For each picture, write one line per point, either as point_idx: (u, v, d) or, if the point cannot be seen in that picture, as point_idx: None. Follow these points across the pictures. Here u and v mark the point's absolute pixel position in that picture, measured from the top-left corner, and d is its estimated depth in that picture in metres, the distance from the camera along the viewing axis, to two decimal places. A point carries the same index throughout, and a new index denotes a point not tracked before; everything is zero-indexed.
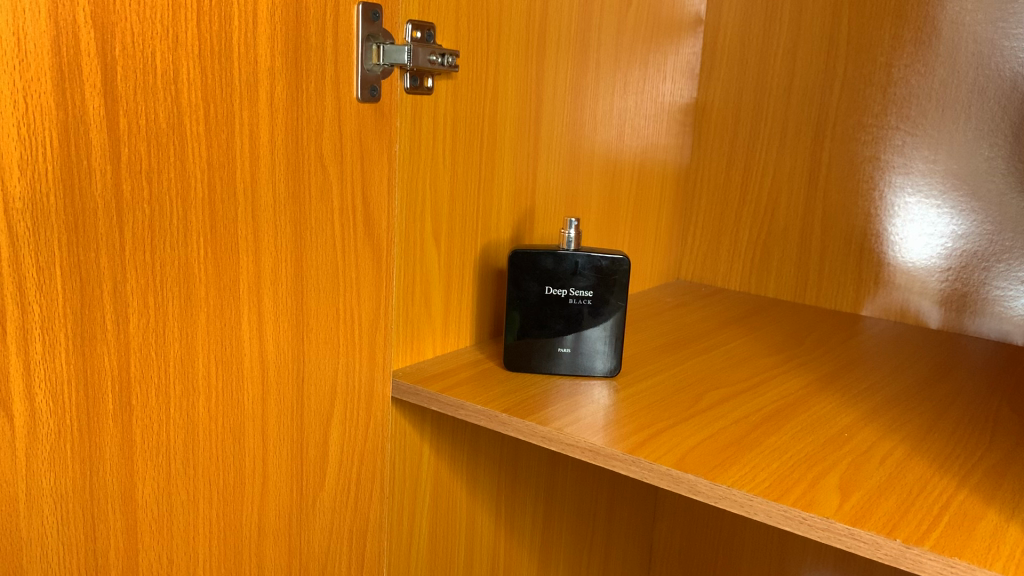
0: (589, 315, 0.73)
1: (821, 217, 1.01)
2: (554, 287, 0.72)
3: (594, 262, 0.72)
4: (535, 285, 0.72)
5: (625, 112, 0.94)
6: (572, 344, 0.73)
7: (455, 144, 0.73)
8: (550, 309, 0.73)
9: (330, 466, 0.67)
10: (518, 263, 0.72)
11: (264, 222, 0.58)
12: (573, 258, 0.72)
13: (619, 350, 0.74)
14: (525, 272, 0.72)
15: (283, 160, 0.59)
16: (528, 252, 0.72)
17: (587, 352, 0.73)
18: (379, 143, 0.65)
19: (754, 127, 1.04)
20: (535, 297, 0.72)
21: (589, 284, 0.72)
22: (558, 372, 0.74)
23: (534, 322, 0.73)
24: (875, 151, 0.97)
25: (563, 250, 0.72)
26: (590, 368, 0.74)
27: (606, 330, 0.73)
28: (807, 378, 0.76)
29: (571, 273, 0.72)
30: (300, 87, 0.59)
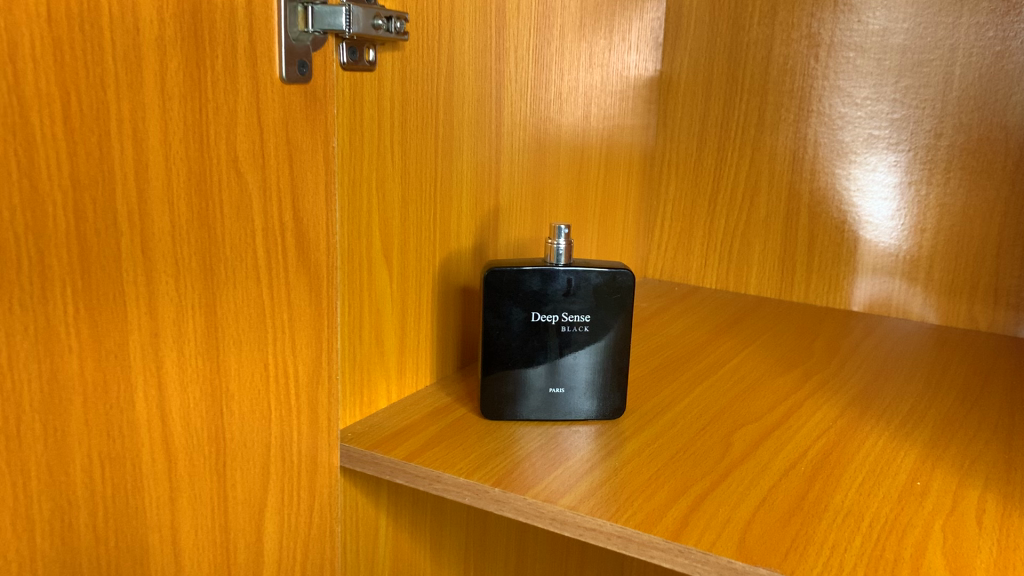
0: (586, 344, 0.58)
1: (808, 203, 0.89)
2: (542, 313, 0.57)
3: (592, 280, 0.58)
4: (518, 312, 0.57)
5: (591, 89, 0.80)
6: (566, 382, 0.59)
7: (405, 135, 0.57)
8: (538, 341, 0.58)
9: (268, 569, 0.50)
10: (496, 285, 0.57)
11: (161, 257, 0.41)
12: (566, 276, 0.57)
13: (624, 385, 0.60)
14: (505, 296, 0.57)
15: (184, 167, 0.42)
16: (508, 271, 0.56)
17: (585, 390, 0.59)
18: (312, 138, 0.49)
19: (728, 102, 0.91)
20: (519, 327, 0.57)
21: (586, 307, 0.58)
22: (550, 417, 0.59)
23: (518, 357, 0.58)
24: (869, 126, 0.86)
25: (552, 266, 0.57)
26: (588, 410, 0.59)
27: (607, 363, 0.59)
28: (839, 402, 0.64)
29: (562, 294, 0.57)
30: (202, 66, 0.42)
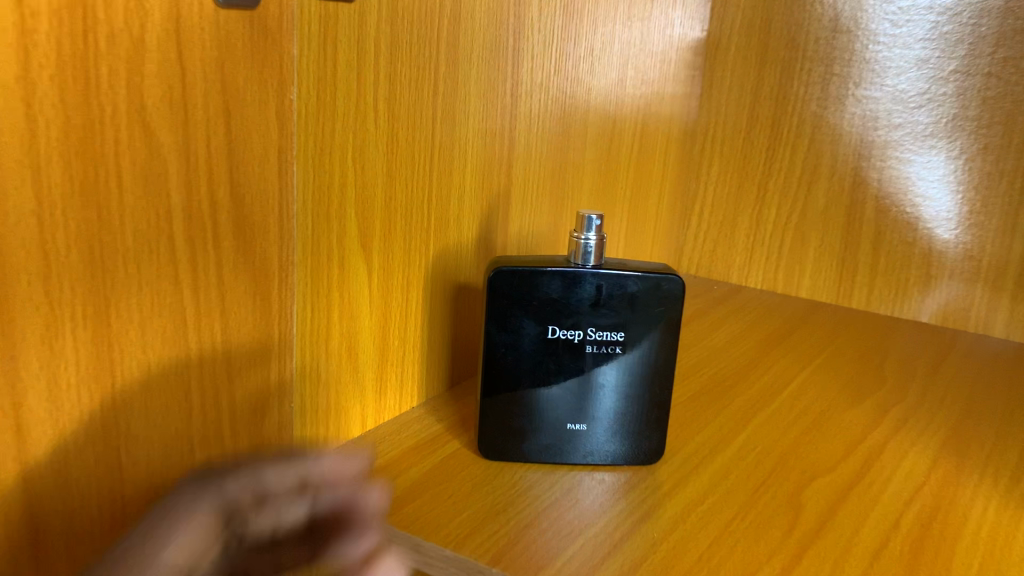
0: (617, 370, 0.46)
1: (876, 194, 0.76)
2: (561, 327, 0.45)
3: (629, 287, 0.45)
4: (530, 325, 0.44)
5: (628, 48, 0.66)
6: (590, 417, 0.46)
7: (393, 93, 0.44)
8: (555, 364, 0.45)
9: None
10: (503, 290, 0.44)
11: (20, 250, 0.28)
12: (594, 281, 0.44)
13: (665, 424, 0.47)
14: (515, 305, 0.44)
15: (58, 119, 0.28)
16: (519, 272, 0.44)
17: (613, 429, 0.46)
18: (263, 88, 0.36)
19: (786, 72, 0.77)
20: (531, 344, 0.45)
21: (619, 322, 0.45)
22: (567, 461, 0.46)
23: (527, 383, 0.45)
24: (955, 105, 0.71)
25: (577, 267, 0.44)
26: (618, 454, 0.46)
27: (643, 394, 0.46)
28: (930, 448, 0.51)
29: (588, 304, 0.45)
30: None
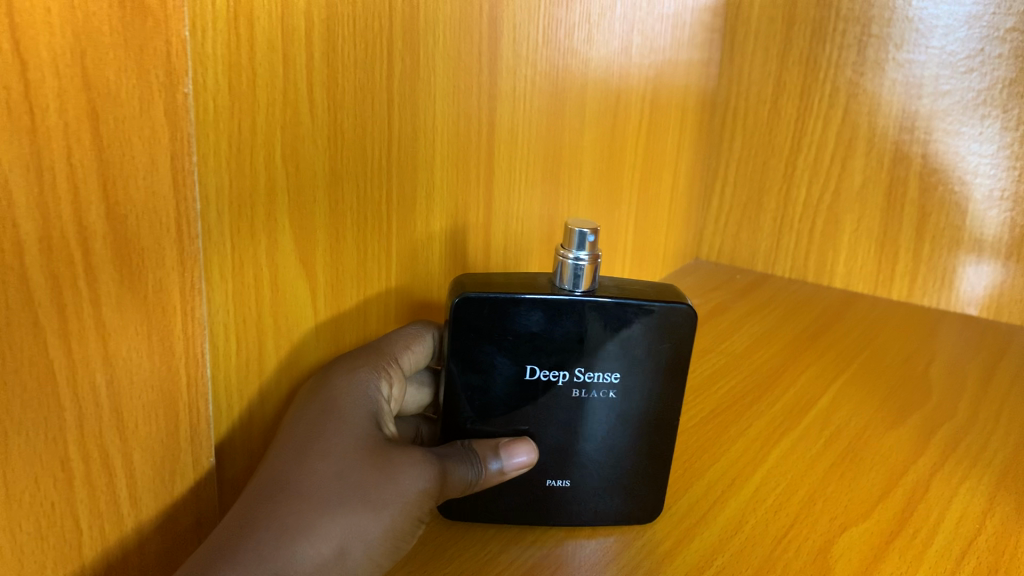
0: (608, 418, 0.38)
1: (920, 172, 0.67)
2: (541, 367, 0.37)
3: (628, 319, 0.37)
4: (503, 365, 0.37)
5: (634, 11, 0.58)
6: (574, 470, 0.39)
7: (338, 83, 0.37)
8: (533, 411, 0.38)
9: None
10: (468, 323, 0.37)
11: None
12: (585, 314, 0.37)
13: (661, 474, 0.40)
14: (484, 340, 0.37)
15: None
16: (488, 302, 0.36)
17: (600, 483, 0.39)
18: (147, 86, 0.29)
19: (817, 34, 0.68)
20: (506, 386, 0.37)
21: (613, 361, 0.38)
22: (546, 521, 0.39)
23: (501, 432, 0.38)
24: (1011, 68, 0.61)
25: (564, 295, 0.37)
26: (608, 512, 0.39)
27: (641, 443, 0.39)
28: (986, 482, 0.43)
29: (577, 340, 0.37)
30: None
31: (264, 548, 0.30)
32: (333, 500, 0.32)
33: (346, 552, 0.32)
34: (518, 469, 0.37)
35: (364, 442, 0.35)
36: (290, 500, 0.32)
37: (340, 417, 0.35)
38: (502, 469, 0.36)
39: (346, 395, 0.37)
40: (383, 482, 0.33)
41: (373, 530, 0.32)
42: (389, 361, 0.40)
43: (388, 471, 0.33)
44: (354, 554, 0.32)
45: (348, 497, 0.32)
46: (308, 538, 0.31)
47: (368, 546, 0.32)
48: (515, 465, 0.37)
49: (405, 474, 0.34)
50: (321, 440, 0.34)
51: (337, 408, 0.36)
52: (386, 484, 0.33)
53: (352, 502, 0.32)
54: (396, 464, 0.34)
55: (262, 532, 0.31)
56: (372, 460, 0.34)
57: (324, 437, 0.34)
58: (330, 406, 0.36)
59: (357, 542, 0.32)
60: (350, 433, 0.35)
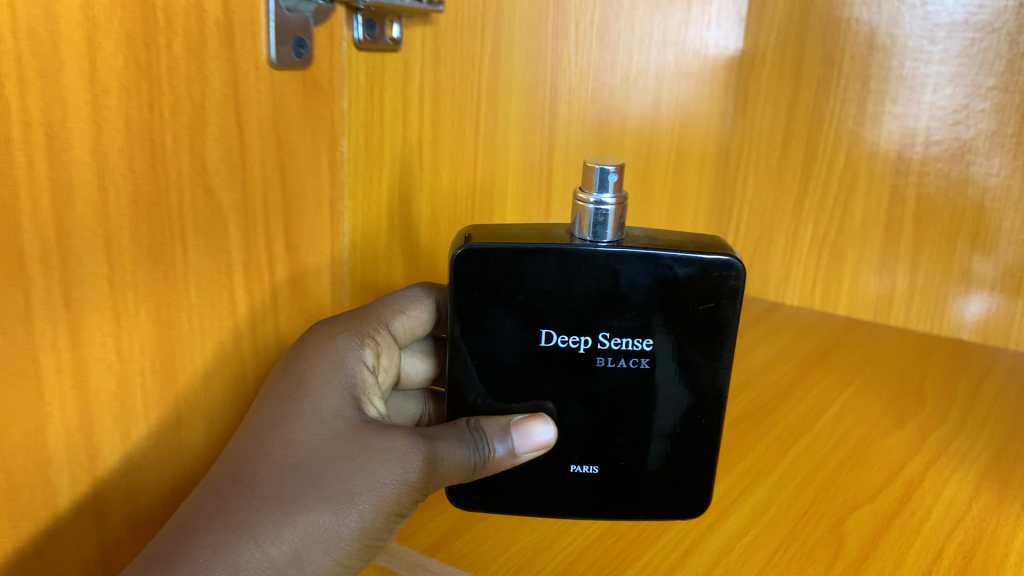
0: (628, 378, 0.43)
1: (914, 210, 0.76)
2: (558, 332, 0.42)
3: (644, 279, 0.41)
4: (518, 326, 0.42)
5: (663, 71, 0.68)
6: (599, 458, 0.44)
7: (438, 135, 0.47)
8: (552, 371, 0.43)
9: None
10: (482, 282, 0.42)
11: (93, 316, 0.30)
12: (603, 269, 0.41)
13: (686, 451, 0.44)
14: (499, 299, 0.42)
15: (127, 187, 0.30)
16: (501, 262, 0.41)
17: (626, 472, 0.44)
18: (315, 145, 0.38)
19: (822, 90, 0.77)
20: (526, 348, 0.43)
21: (637, 319, 0.42)
22: (571, 510, 0.45)
23: (521, 404, 0.43)
24: (993, 121, 0.70)
25: (583, 249, 0.41)
26: (630, 505, 0.45)
27: (658, 404, 0.44)
28: (971, 476, 0.51)
29: (595, 300, 0.42)
30: (151, 48, 0.30)
31: (227, 538, 0.33)
32: (299, 492, 0.35)
33: (313, 545, 0.34)
34: (533, 449, 0.40)
35: (338, 431, 0.37)
36: (248, 499, 0.34)
37: (318, 401, 0.38)
38: (514, 450, 0.39)
39: (325, 373, 0.39)
40: (351, 477, 0.35)
41: (339, 525, 0.35)
42: (366, 333, 0.42)
43: (350, 469, 0.36)
44: (311, 555, 0.34)
45: (308, 497, 0.35)
46: (274, 529, 0.34)
47: (329, 543, 0.35)
48: (509, 452, 0.40)
49: (371, 471, 0.36)
50: (293, 425, 0.36)
51: (310, 390, 0.38)
52: (355, 478, 0.35)
53: (312, 502, 0.35)
54: (369, 456, 0.36)
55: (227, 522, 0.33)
56: (343, 453, 0.36)
57: (297, 423, 0.37)
58: (309, 385, 0.38)
59: (322, 537, 0.34)
60: (322, 423, 0.37)
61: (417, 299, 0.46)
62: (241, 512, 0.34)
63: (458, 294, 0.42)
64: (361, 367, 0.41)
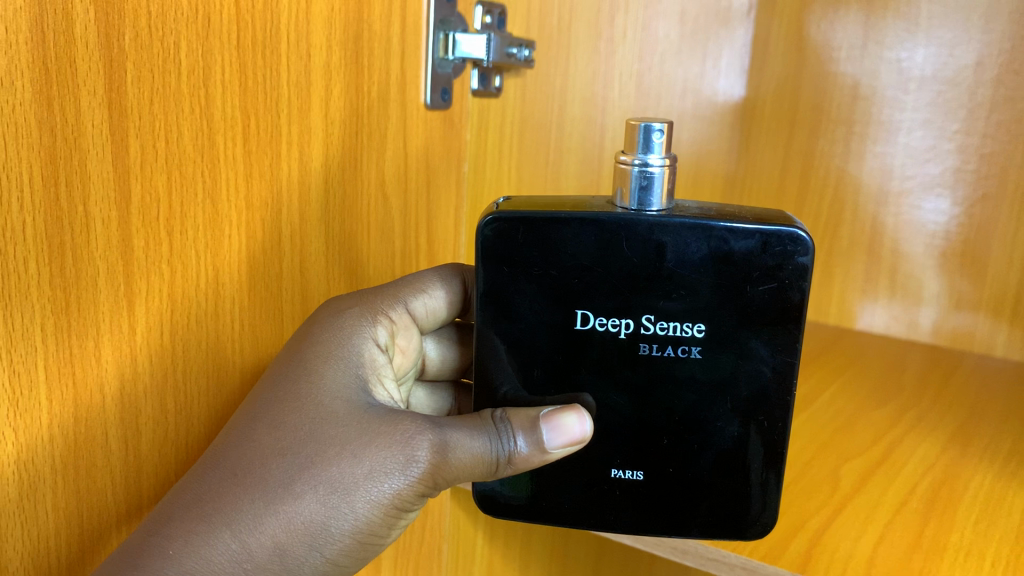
0: (677, 364, 0.46)
1: (892, 232, 0.89)
2: (597, 314, 0.46)
3: (695, 254, 0.45)
4: (553, 307, 0.46)
5: (683, 116, 0.82)
6: (642, 463, 0.47)
7: (522, 166, 0.61)
8: (589, 354, 0.46)
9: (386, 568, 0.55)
10: (515, 256, 0.46)
11: (314, 275, 0.45)
12: (646, 242, 0.45)
13: (738, 454, 0.47)
14: (533, 275, 0.46)
15: (342, 191, 0.45)
16: (537, 234, 0.45)
17: (674, 478, 0.47)
18: (447, 165, 0.54)
19: (813, 132, 0.91)
20: (564, 330, 0.46)
21: (683, 300, 0.45)
22: (610, 523, 0.48)
23: (558, 392, 0.47)
24: (957, 159, 0.83)
25: (633, 220, 0.45)
26: (673, 514, 0.48)
27: (704, 388, 0.46)
28: (939, 440, 0.64)
29: (644, 279, 0.45)
30: (360, 92, 0.45)
31: (214, 524, 0.37)
32: (288, 478, 0.39)
33: (296, 529, 0.38)
34: (564, 444, 0.42)
35: (334, 418, 0.41)
36: (241, 487, 0.38)
37: (319, 389, 0.42)
38: (543, 444, 0.42)
39: (325, 363, 0.43)
40: (339, 464, 0.39)
41: (323, 510, 0.39)
42: (379, 311, 0.48)
43: (340, 462, 0.39)
44: (296, 542, 0.38)
45: (298, 489, 0.39)
46: (260, 512, 0.38)
47: (315, 531, 0.39)
48: (542, 448, 0.42)
49: (360, 464, 0.40)
50: (288, 414, 0.40)
51: (312, 379, 0.42)
52: (342, 465, 0.39)
53: (302, 492, 0.39)
54: (362, 450, 0.40)
55: (213, 510, 0.37)
56: (334, 440, 0.40)
57: (294, 410, 0.40)
58: (313, 371, 0.42)
59: (305, 521, 0.38)
60: (320, 411, 0.41)
61: (433, 282, 0.51)
62: (234, 496, 0.38)
63: (492, 270, 0.46)
64: (367, 348, 0.46)
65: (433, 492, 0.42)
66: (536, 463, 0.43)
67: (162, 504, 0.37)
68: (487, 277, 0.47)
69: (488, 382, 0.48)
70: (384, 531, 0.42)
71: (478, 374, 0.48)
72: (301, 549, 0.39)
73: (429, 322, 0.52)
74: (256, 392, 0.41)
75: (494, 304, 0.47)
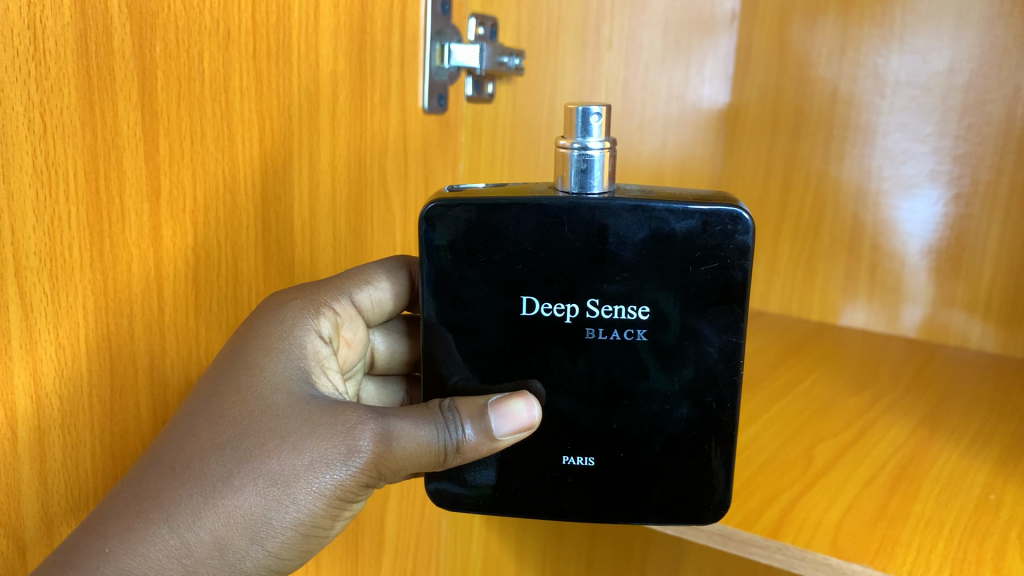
0: (623, 349, 0.45)
1: (871, 232, 0.93)
2: (541, 300, 0.44)
3: (638, 236, 0.43)
4: (497, 295, 0.45)
5: (668, 120, 0.86)
6: (593, 450, 0.46)
7: (515, 166, 0.65)
8: (536, 341, 0.45)
9: (389, 537, 0.59)
10: (456, 242, 0.44)
11: (324, 264, 0.49)
12: (588, 225, 0.43)
13: (687, 436, 0.46)
14: (477, 262, 0.44)
15: (346, 187, 0.49)
16: (477, 221, 0.44)
17: (625, 463, 0.46)
18: (444, 164, 0.57)
19: (795, 136, 0.95)
20: (509, 318, 0.45)
21: (627, 284, 0.44)
22: (563, 511, 0.46)
23: (506, 383, 0.45)
24: (932, 161, 0.87)
25: (574, 203, 0.43)
26: (628, 500, 0.46)
27: (652, 373, 0.45)
28: (909, 424, 0.67)
29: (587, 264, 0.44)
30: (364, 97, 0.49)
31: (149, 520, 0.36)
32: (227, 471, 0.38)
33: (236, 522, 0.38)
34: (511, 430, 0.42)
35: (275, 410, 0.40)
36: (178, 482, 0.37)
37: (261, 380, 0.41)
38: (490, 431, 0.41)
39: (266, 352, 0.42)
40: (279, 456, 0.39)
41: (263, 503, 0.38)
42: (322, 303, 0.47)
43: (280, 455, 0.39)
44: (235, 536, 0.38)
45: (236, 483, 0.38)
46: (199, 505, 0.37)
47: (255, 524, 0.38)
48: (489, 435, 0.41)
49: (301, 456, 0.39)
50: (227, 405, 0.39)
51: (252, 368, 0.41)
52: (282, 457, 0.39)
53: (240, 486, 0.38)
54: (302, 442, 0.39)
55: (147, 506, 0.36)
56: (275, 432, 0.39)
57: (233, 403, 0.40)
58: (253, 363, 0.41)
59: (245, 514, 0.38)
60: (261, 404, 0.40)
61: (379, 274, 0.50)
62: (170, 492, 0.37)
63: (434, 257, 0.45)
64: (313, 339, 0.45)
65: (377, 483, 0.41)
66: (483, 452, 0.42)
67: (99, 503, 0.36)
68: (428, 265, 0.45)
69: (436, 373, 0.46)
70: (328, 522, 0.41)
71: (425, 363, 0.46)
72: (241, 543, 0.38)
73: (376, 315, 0.52)
74: (199, 387, 0.40)
75: (436, 292, 0.45)
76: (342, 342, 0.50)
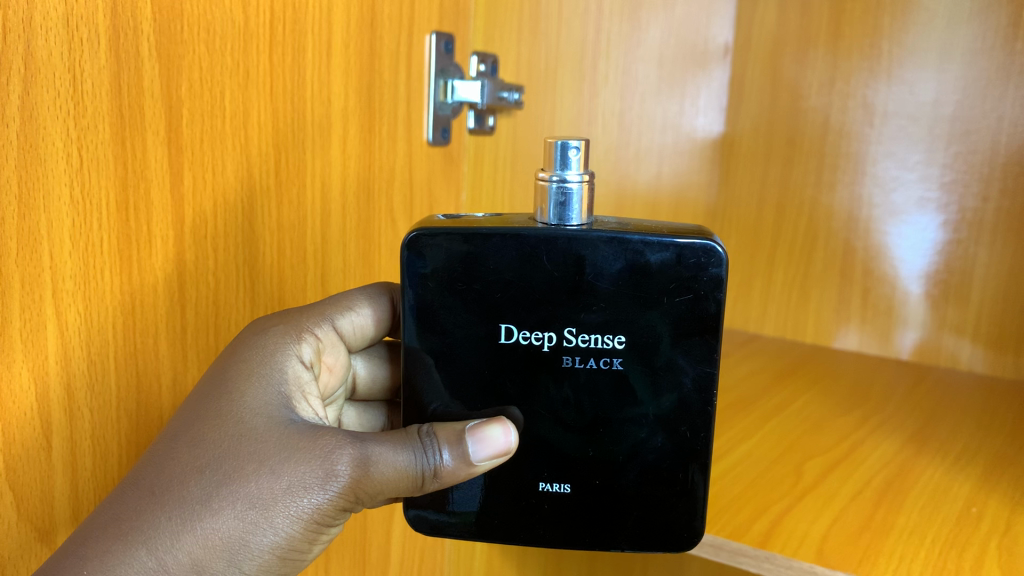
0: (598, 378, 0.46)
1: (862, 256, 0.95)
2: (519, 328, 0.46)
3: (613, 266, 0.45)
4: (477, 322, 0.47)
5: (664, 150, 0.89)
6: (569, 476, 0.47)
7: (515, 194, 0.68)
8: (514, 368, 0.47)
9: (393, 550, 0.62)
10: (438, 270, 0.46)
11: (334, 287, 0.52)
12: (566, 255, 0.45)
13: (661, 465, 0.47)
14: (458, 290, 0.46)
15: (356, 216, 0.52)
16: (460, 250, 0.46)
17: (601, 490, 0.47)
18: (448, 192, 0.60)
19: (787, 164, 0.99)
20: (487, 346, 0.47)
21: (603, 313, 0.46)
22: (539, 539, 0.48)
23: (485, 411, 0.47)
24: (922, 189, 0.90)
25: (551, 232, 0.46)
26: (604, 527, 0.48)
27: (626, 400, 0.47)
28: (897, 441, 0.70)
29: (565, 294, 0.46)
30: (372, 131, 0.52)
31: (126, 542, 0.36)
32: (206, 494, 0.38)
33: (214, 545, 0.37)
34: (487, 454, 0.42)
35: (254, 435, 0.40)
36: (157, 505, 0.37)
37: (240, 405, 0.41)
38: (468, 457, 0.42)
39: (245, 378, 0.42)
40: (257, 479, 0.39)
41: (241, 526, 0.38)
42: (305, 328, 0.47)
43: (259, 479, 0.39)
44: (213, 558, 0.37)
45: (214, 507, 0.38)
46: (177, 528, 0.37)
47: (234, 547, 0.38)
48: (470, 458, 0.42)
49: (280, 480, 0.39)
50: (206, 429, 0.40)
51: (232, 392, 0.41)
52: (260, 480, 0.39)
53: (218, 509, 0.38)
54: (280, 466, 0.39)
55: (124, 529, 0.36)
56: (253, 456, 0.39)
57: (214, 427, 0.40)
58: (235, 388, 0.41)
59: (223, 537, 0.38)
60: (240, 428, 0.40)
61: (362, 300, 0.51)
62: (149, 514, 0.37)
63: (417, 285, 0.47)
64: (295, 364, 0.46)
65: (355, 507, 0.41)
66: (461, 477, 0.42)
67: (78, 528, 0.36)
68: (412, 293, 0.47)
69: (417, 401, 0.48)
70: (307, 546, 0.41)
71: (406, 390, 0.48)
72: (219, 566, 0.38)
73: (358, 341, 0.52)
74: (182, 411, 0.41)
75: (418, 320, 0.47)
76: (324, 368, 0.50)
